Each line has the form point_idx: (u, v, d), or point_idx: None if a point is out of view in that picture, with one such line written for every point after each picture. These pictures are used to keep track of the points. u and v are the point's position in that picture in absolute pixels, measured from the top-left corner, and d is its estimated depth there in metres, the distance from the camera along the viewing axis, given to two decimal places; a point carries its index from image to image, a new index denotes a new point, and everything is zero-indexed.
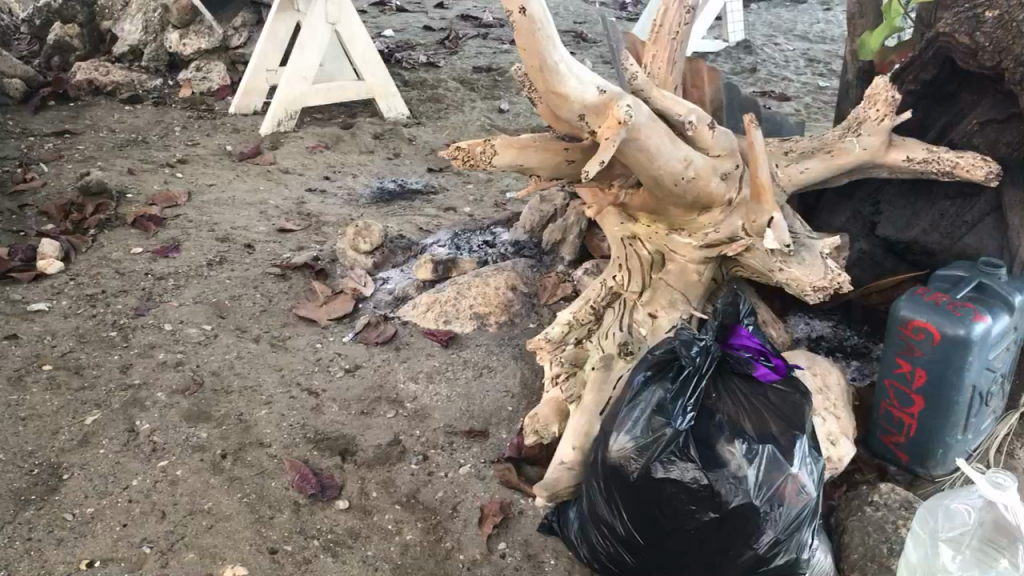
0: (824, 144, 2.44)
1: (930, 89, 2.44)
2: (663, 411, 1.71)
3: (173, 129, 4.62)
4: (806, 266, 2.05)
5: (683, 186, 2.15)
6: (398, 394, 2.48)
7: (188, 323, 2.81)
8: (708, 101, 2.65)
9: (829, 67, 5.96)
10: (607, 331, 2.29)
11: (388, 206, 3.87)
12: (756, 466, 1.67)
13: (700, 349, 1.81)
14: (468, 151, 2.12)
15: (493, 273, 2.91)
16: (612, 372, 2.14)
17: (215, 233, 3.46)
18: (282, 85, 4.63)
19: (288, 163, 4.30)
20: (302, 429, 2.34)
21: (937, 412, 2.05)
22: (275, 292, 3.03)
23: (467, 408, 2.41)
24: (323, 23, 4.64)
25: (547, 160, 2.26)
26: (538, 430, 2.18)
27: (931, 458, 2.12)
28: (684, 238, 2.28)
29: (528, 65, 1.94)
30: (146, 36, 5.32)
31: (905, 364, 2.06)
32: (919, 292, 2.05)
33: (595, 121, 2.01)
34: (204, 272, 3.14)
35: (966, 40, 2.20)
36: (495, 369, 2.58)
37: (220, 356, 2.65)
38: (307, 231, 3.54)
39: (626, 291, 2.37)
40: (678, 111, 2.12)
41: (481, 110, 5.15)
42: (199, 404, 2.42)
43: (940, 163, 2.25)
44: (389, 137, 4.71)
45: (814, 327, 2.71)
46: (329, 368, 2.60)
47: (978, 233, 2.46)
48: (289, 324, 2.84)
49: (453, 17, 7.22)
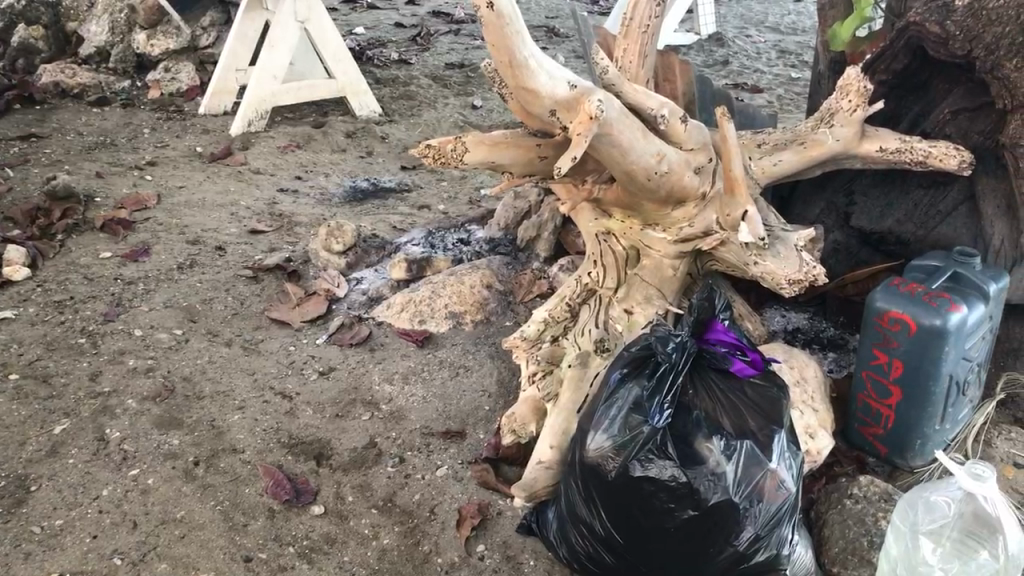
0: (797, 135, 2.42)
1: (902, 80, 2.43)
2: (640, 409, 1.69)
3: (142, 131, 4.56)
4: (781, 259, 2.03)
5: (657, 181, 2.13)
6: (373, 395, 2.45)
7: (158, 328, 2.77)
8: (680, 95, 2.67)
9: (799, 59, 5.98)
10: (583, 328, 2.26)
11: (361, 206, 3.83)
12: (735, 463, 1.66)
13: (676, 345, 1.78)
14: (439, 149, 2.09)
15: (468, 271, 2.89)
16: (589, 369, 2.13)
17: (186, 236, 3.41)
18: (252, 85, 4.57)
19: (259, 164, 4.25)
20: (276, 434, 2.30)
21: (915, 403, 2.05)
22: (248, 294, 2.99)
23: (444, 409, 2.39)
24: (292, 21, 4.59)
25: (520, 158, 2.23)
26: (515, 429, 2.15)
27: (909, 449, 2.11)
28: (659, 234, 2.26)
29: (499, 62, 1.91)
30: (113, 37, 5.24)
31: (882, 356, 2.06)
32: (894, 283, 2.05)
33: (566, 117, 1.99)
34: (174, 276, 3.10)
35: (937, 29, 2.19)
36: (471, 369, 2.55)
37: (192, 361, 2.61)
38: (280, 232, 3.50)
39: (602, 288, 2.34)
40: (651, 105, 2.11)
41: (454, 107, 5.12)
42: (170, 411, 2.38)
43: (913, 153, 2.26)
44: (362, 135, 4.67)
45: (790, 320, 2.69)
46: (303, 371, 2.56)
47: (952, 223, 2.47)
48: (261, 327, 2.80)
49: (425, 14, 7.18)
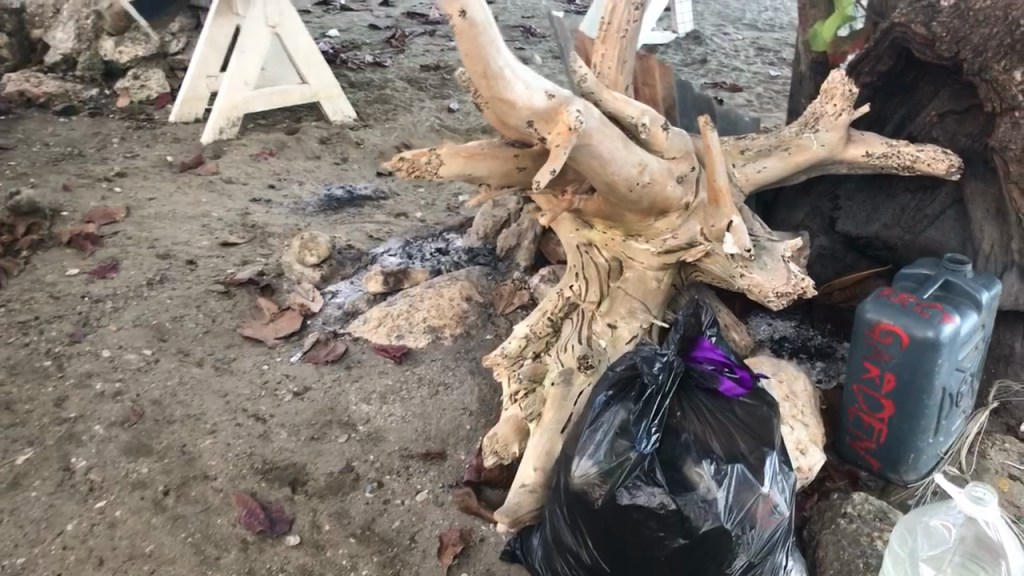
0: (782, 141, 2.35)
1: (887, 82, 2.37)
2: (626, 434, 1.62)
3: (111, 141, 4.45)
4: (768, 272, 1.96)
5: (638, 191, 2.06)
6: (350, 416, 2.37)
7: (127, 348, 2.68)
8: (660, 99, 2.62)
9: (777, 56, 5.94)
10: (566, 344, 2.19)
11: (336, 215, 3.75)
12: (726, 488, 1.59)
13: (662, 365, 1.70)
14: (413, 161, 2.01)
15: (447, 283, 2.81)
16: (574, 387, 2.06)
17: (156, 250, 3.32)
18: (223, 91, 4.47)
19: (231, 173, 4.16)
20: (249, 459, 2.22)
21: (908, 416, 1.99)
22: (219, 311, 2.90)
23: (423, 429, 2.31)
24: (262, 25, 4.50)
25: (498, 168, 2.16)
26: (497, 451, 2.08)
27: (902, 463, 2.05)
28: (642, 245, 2.19)
29: (472, 72, 1.83)
30: (80, 44, 5.12)
31: (874, 368, 2.00)
32: (885, 293, 2.00)
33: (544, 128, 1.92)
34: (144, 292, 3.00)
35: (922, 30, 2.13)
36: (451, 386, 2.47)
37: (161, 383, 2.52)
38: (253, 244, 3.42)
39: (584, 302, 2.28)
40: (631, 113, 2.03)
41: (430, 110, 5.04)
42: (139, 437, 2.29)
43: (901, 157, 2.21)
44: (336, 141, 4.58)
45: (776, 329, 2.62)
46: (277, 392, 2.48)
47: (940, 228, 2.41)
48: (233, 345, 2.71)
49: (399, 15, 7.08)
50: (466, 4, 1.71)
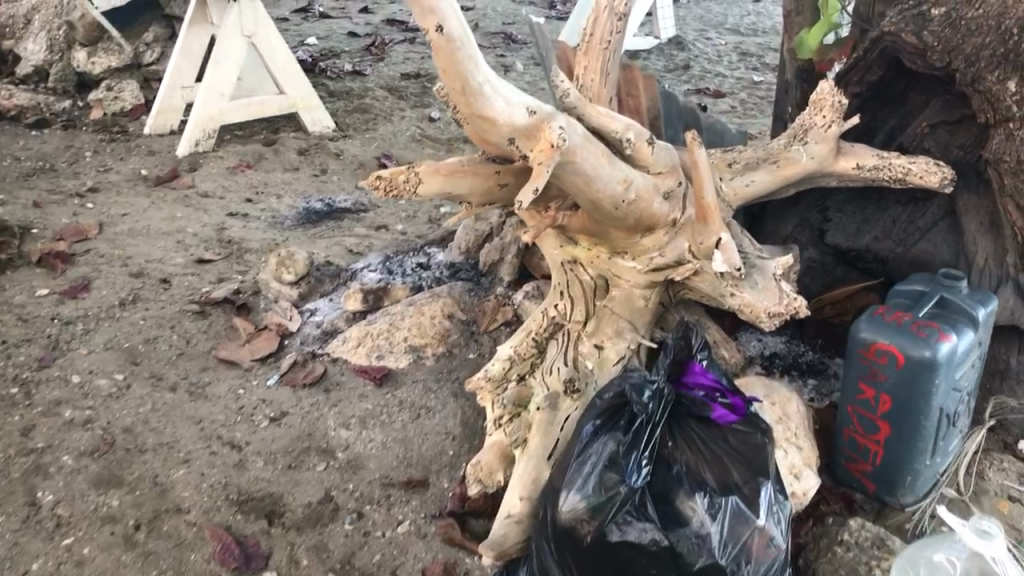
0: (770, 154, 2.29)
1: (877, 91, 2.31)
2: (616, 467, 1.55)
3: (84, 155, 4.35)
4: (759, 291, 1.90)
5: (624, 209, 1.99)
6: (328, 442, 2.29)
7: (98, 373, 2.59)
8: (645, 111, 2.55)
9: (760, 61, 5.89)
10: (551, 366, 2.10)
11: (315, 229, 3.67)
12: (720, 522, 1.53)
13: (652, 393, 1.63)
14: (390, 180, 1.93)
15: (428, 300, 2.73)
16: (559, 412, 1.99)
17: (129, 268, 3.23)
18: (198, 102, 4.38)
19: (208, 186, 4.07)
20: (224, 490, 2.14)
21: (905, 438, 1.93)
22: (194, 332, 2.82)
23: (405, 455, 2.24)
24: (238, 35, 4.40)
25: (479, 186, 2.09)
26: (481, 479, 2.02)
27: (900, 486, 1.99)
28: (628, 263, 2.12)
29: (450, 89, 1.76)
30: (52, 55, 5.02)
31: (869, 389, 1.94)
32: (879, 311, 1.94)
33: (526, 145, 1.85)
34: (116, 314, 2.91)
35: (913, 40, 2.07)
36: (433, 410, 2.39)
37: (133, 410, 2.43)
38: (229, 261, 3.33)
39: (569, 321, 2.20)
40: (615, 128, 1.97)
41: (411, 119, 4.96)
42: (109, 468, 2.20)
43: (892, 169, 2.16)
44: (315, 152, 4.50)
45: (767, 344, 2.55)
46: (253, 418, 2.40)
47: (931, 239, 2.38)
48: (208, 368, 2.63)
49: (379, 22, 7.00)
50: (443, 18, 1.65)
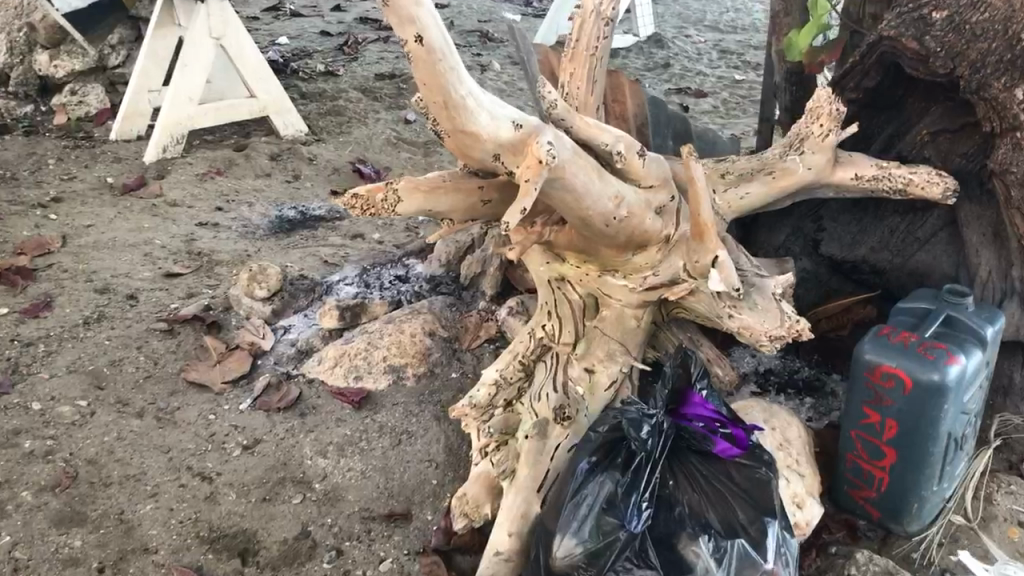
0: (764, 164, 2.19)
1: (874, 97, 2.23)
2: (614, 510, 1.44)
3: (47, 162, 4.20)
4: (759, 312, 1.80)
5: (615, 227, 1.89)
6: (305, 472, 2.18)
7: (60, 399, 2.45)
8: (631, 117, 2.46)
9: (740, 59, 5.81)
10: (539, 392, 1.98)
11: (288, 239, 3.55)
12: (726, 566, 1.43)
13: (651, 429, 1.51)
14: (367, 198, 1.82)
15: (408, 317, 2.62)
16: (549, 441, 1.89)
17: (93, 284, 3.09)
18: (166, 107, 4.23)
19: (176, 194, 3.92)
20: (193, 526, 2.02)
21: (912, 465, 1.84)
22: (162, 352, 2.69)
23: (385, 485, 2.13)
24: (206, 38, 4.26)
25: (461, 202, 1.98)
26: (468, 513, 1.90)
27: (906, 514, 1.90)
28: (619, 281, 2.02)
29: (431, 102, 1.65)
30: (12, 58, 4.84)
31: (874, 414, 1.85)
32: (883, 331, 1.85)
33: (512, 161, 1.74)
34: (81, 333, 2.78)
35: (914, 45, 1.98)
36: (415, 435, 2.28)
37: (97, 440, 2.30)
38: (199, 274, 3.20)
39: (558, 343, 2.09)
40: (603, 140, 1.86)
41: (386, 122, 4.84)
42: (71, 504, 2.07)
43: (892, 179, 2.07)
44: (287, 157, 4.36)
45: (761, 360, 2.44)
46: (224, 446, 2.28)
47: (930, 250, 2.30)
48: (177, 392, 2.50)
49: (352, 20, 6.86)
50: (422, 28, 1.54)
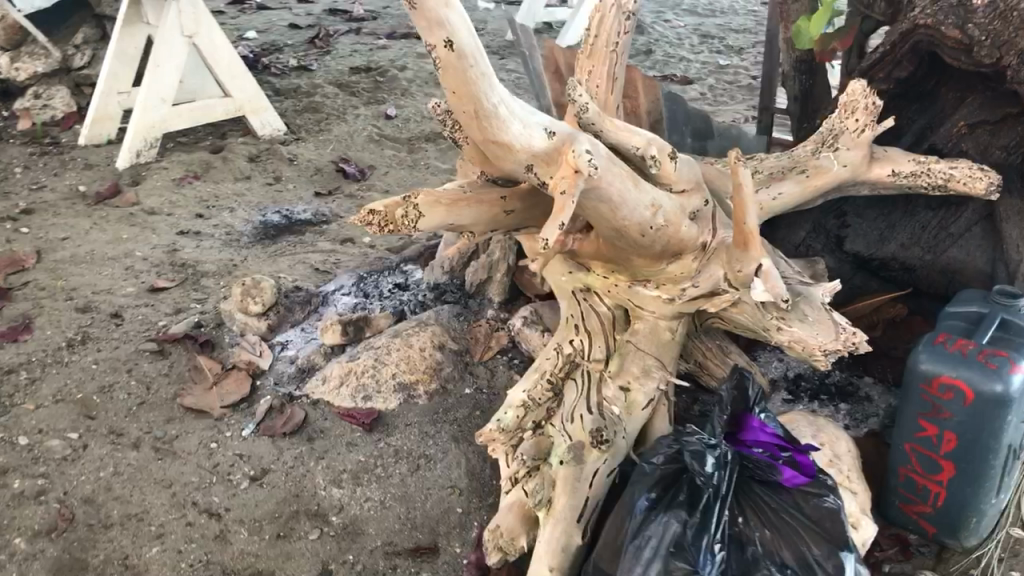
0: (796, 162, 2.09)
1: (906, 88, 2.12)
2: (682, 554, 1.33)
3: (13, 171, 4.00)
4: (810, 324, 1.69)
5: (651, 236, 1.78)
6: (319, 504, 2.04)
7: (49, 433, 2.29)
8: (644, 113, 2.33)
9: (722, 43, 5.70)
10: (572, 414, 1.84)
11: (274, 246, 3.39)
12: None
13: (717, 462, 1.41)
14: (387, 214, 1.70)
15: (415, 329, 2.47)
16: (586, 466, 1.75)
17: (74, 302, 2.92)
18: (137, 111, 4.05)
19: (154, 202, 3.74)
20: (205, 571, 1.88)
21: (972, 479, 1.74)
22: (154, 375, 2.53)
23: (408, 515, 2.00)
24: (178, 37, 4.10)
25: (484, 215, 1.85)
26: (502, 546, 1.77)
27: (963, 529, 1.80)
28: (651, 291, 1.92)
29: (461, 112, 1.54)
30: None
31: (931, 427, 1.75)
32: (938, 338, 1.74)
33: (545, 171, 1.61)
34: (65, 358, 2.61)
35: (957, 35, 1.87)
36: (434, 459, 2.15)
37: (93, 476, 2.15)
38: (184, 287, 3.04)
39: (588, 360, 1.96)
40: (635, 143, 1.74)
41: (366, 118, 4.68)
42: (70, 551, 1.93)
43: (932, 176, 1.97)
44: (266, 158, 4.19)
45: (790, 365, 2.32)
46: (229, 478, 2.13)
47: (964, 246, 2.24)
48: (174, 420, 2.35)
49: (321, 12, 6.66)
50: (452, 31, 1.43)
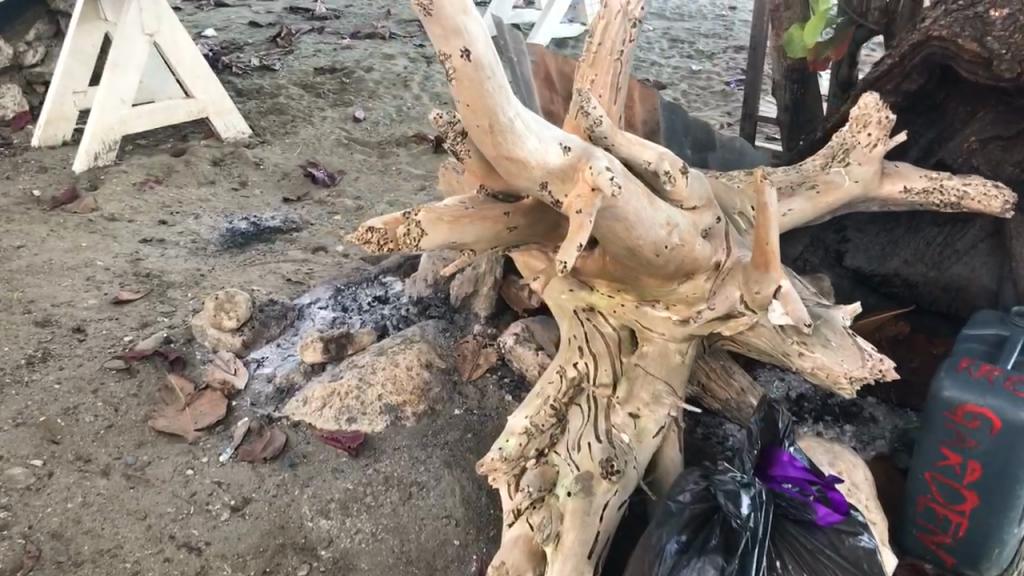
0: (805, 177, 2.01)
1: (914, 101, 2.06)
2: None
3: None
4: (835, 350, 1.61)
5: (665, 256, 1.69)
6: (307, 537, 1.93)
7: (10, 460, 2.14)
8: (640, 122, 2.30)
9: (693, 48, 5.65)
10: (579, 443, 1.75)
11: (243, 255, 3.25)
12: None
13: (752, 502, 1.36)
14: (386, 231, 1.60)
15: (401, 348, 2.35)
16: (596, 498, 1.65)
17: (33, 316, 2.76)
18: (94, 115, 3.87)
19: (114, 208, 3.57)
20: None
21: (995, 510, 1.68)
22: (122, 395, 2.38)
23: (401, 549, 1.90)
24: (139, 34, 3.95)
25: (487, 232, 1.75)
26: None
27: (984, 560, 1.75)
28: (661, 312, 1.83)
29: (474, 126, 1.45)
30: None
31: (953, 455, 1.69)
32: (961, 364, 1.67)
33: (560, 189, 1.51)
34: (26, 377, 2.46)
35: (975, 48, 1.81)
36: (427, 487, 2.05)
37: (60, 508, 2.00)
38: (150, 300, 2.88)
39: (594, 384, 1.87)
40: (647, 158, 1.65)
41: (333, 120, 4.54)
42: None
43: (945, 193, 1.91)
44: (231, 162, 4.04)
45: (791, 385, 2.25)
46: (208, 508, 2.01)
47: (968, 262, 2.19)
48: (146, 444, 2.21)
49: (281, 10, 6.49)
50: (469, 40, 1.35)
